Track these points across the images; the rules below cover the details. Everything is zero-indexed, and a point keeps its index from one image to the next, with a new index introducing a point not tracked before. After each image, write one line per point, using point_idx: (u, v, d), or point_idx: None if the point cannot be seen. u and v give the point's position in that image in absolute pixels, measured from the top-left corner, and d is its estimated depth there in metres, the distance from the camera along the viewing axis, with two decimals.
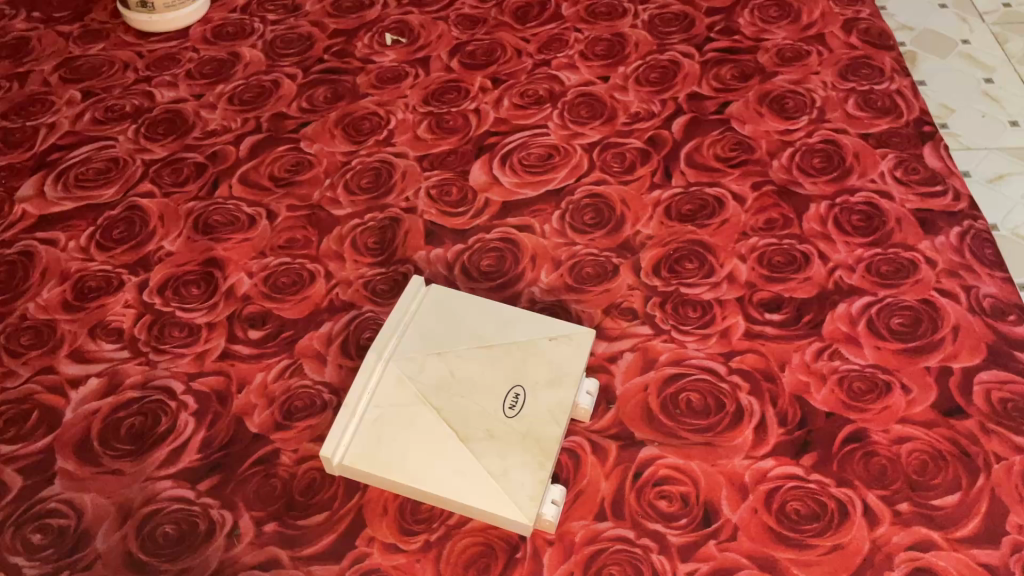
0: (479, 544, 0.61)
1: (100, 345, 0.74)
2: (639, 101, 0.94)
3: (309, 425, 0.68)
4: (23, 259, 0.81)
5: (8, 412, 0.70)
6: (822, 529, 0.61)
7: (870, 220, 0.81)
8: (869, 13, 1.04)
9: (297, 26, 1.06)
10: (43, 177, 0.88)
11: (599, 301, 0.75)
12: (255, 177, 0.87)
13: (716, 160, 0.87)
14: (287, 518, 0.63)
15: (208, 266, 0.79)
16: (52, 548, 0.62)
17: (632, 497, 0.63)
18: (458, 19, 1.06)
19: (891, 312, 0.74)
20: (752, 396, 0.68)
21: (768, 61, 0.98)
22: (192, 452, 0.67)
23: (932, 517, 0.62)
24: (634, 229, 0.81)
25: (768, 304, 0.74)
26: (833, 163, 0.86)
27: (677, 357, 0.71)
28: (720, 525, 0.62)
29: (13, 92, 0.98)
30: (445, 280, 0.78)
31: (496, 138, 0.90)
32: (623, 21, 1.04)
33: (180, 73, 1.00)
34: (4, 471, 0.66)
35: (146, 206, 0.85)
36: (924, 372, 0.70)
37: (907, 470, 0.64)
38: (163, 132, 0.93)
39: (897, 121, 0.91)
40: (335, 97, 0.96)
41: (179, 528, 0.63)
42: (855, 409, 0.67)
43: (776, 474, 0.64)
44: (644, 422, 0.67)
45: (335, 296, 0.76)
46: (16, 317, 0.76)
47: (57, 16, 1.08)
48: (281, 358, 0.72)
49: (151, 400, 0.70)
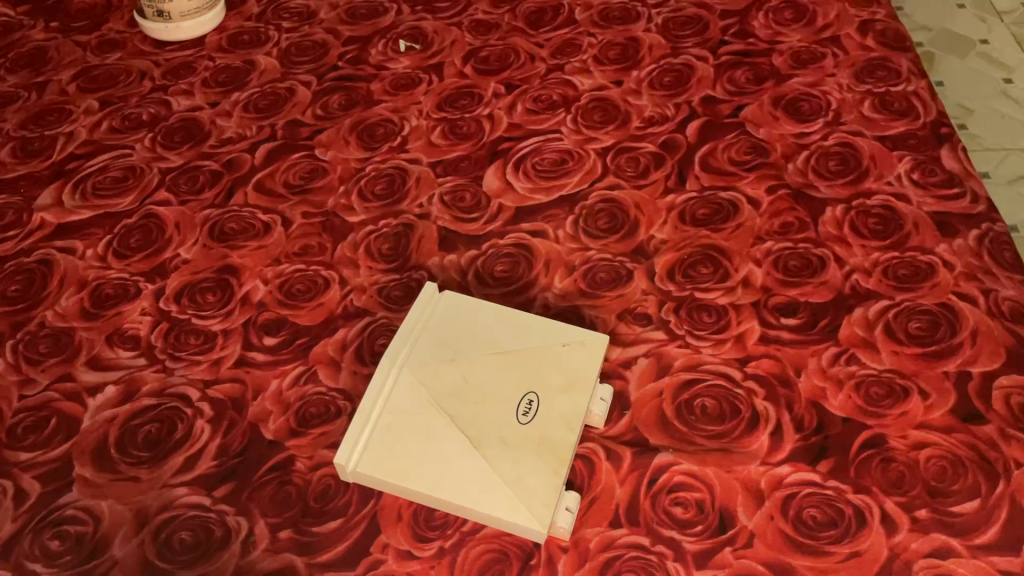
0: (494, 551, 0.61)
1: (117, 353, 0.74)
2: (653, 105, 0.93)
3: (324, 432, 0.68)
4: (42, 267, 0.81)
5: (27, 420, 0.70)
6: (840, 536, 0.61)
7: (887, 224, 0.80)
8: (885, 15, 1.04)
9: (311, 33, 1.06)
10: (62, 187, 0.89)
11: (613, 306, 0.75)
12: (270, 184, 0.88)
13: (731, 164, 0.87)
14: (302, 525, 0.63)
15: (224, 274, 0.80)
16: (70, 555, 0.63)
17: (646, 504, 0.63)
18: (471, 25, 1.06)
19: (909, 316, 0.73)
20: (768, 402, 0.68)
21: (783, 64, 0.98)
22: (208, 459, 0.67)
23: (951, 524, 0.61)
24: (649, 233, 0.80)
25: (783, 309, 0.74)
26: (849, 166, 0.86)
27: (692, 363, 0.71)
28: (736, 531, 0.61)
29: (32, 101, 0.99)
30: (459, 286, 0.78)
31: (509, 144, 0.90)
32: (637, 25, 1.04)
33: (196, 82, 1.00)
34: (23, 478, 0.67)
35: (163, 214, 0.85)
36: (942, 377, 0.69)
37: (926, 476, 0.63)
38: (179, 140, 0.93)
39: (914, 123, 0.90)
40: (349, 104, 0.96)
41: (195, 535, 0.63)
42: (872, 415, 0.67)
43: (793, 480, 0.63)
44: (659, 428, 0.67)
45: (349, 302, 0.77)
46: (34, 325, 0.77)
47: (75, 26, 1.09)
48: (296, 365, 0.72)
49: (167, 407, 0.70)
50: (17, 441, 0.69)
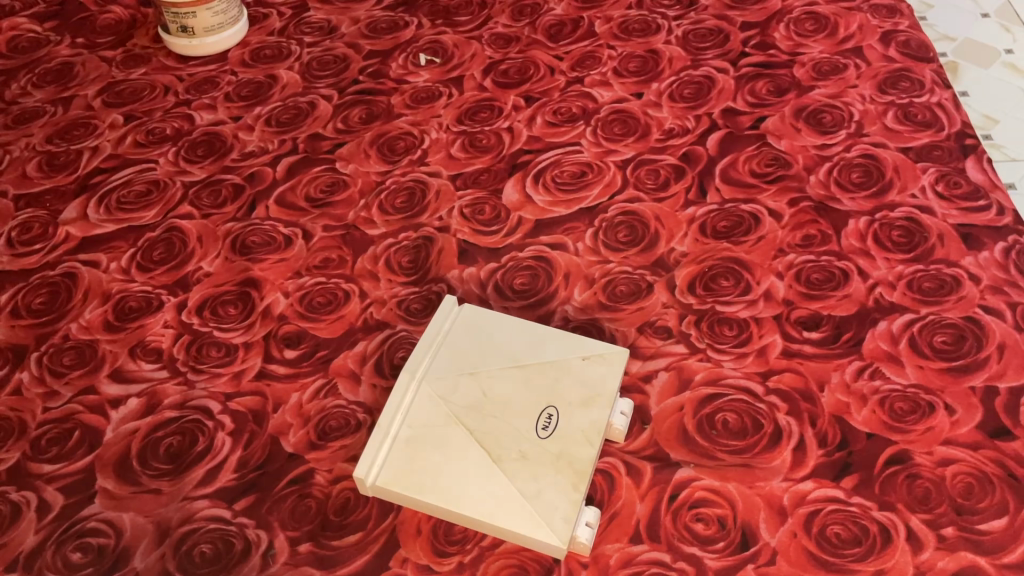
0: (513, 566, 0.61)
1: (139, 366, 0.75)
2: (673, 117, 0.93)
3: (343, 445, 0.68)
4: (67, 280, 0.82)
5: (50, 432, 0.71)
6: (864, 554, 0.60)
7: (910, 236, 0.79)
8: (908, 25, 1.03)
9: (333, 47, 1.07)
10: (86, 200, 0.90)
11: (633, 319, 0.75)
12: (291, 198, 0.88)
13: (752, 176, 0.86)
14: (322, 539, 0.63)
15: (245, 286, 0.80)
16: (92, 567, 0.63)
17: (667, 520, 0.62)
18: (491, 38, 1.06)
19: (933, 329, 0.72)
20: (790, 417, 0.67)
21: (804, 75, 0.97)
22: (228, 471, 0.67)
23: (978, 542, 0.60)
24: (669, 246, 0.80)
25: (806, 322, 0.73)
26: (872, 178, 0.85)
27: (713, 377, 0.70)
28: (759, 548, 0.61)
29: (58, 116, 1.00)
30: (479, 299, 0.78)
31: (529, 156, 0.90)
32: (657, 37, 1.03)
33: (219, 96, 1.01)
34: (46, 489, 0.67)
35: (186, 227, 0.86)
36: (969, 393, 0.68)
37: (952, 493, 0.62)
38: (202, 154, 0.94)
39: (938, 134, 0.89)
40: (370, 118, 0.97)
41: (215, 547, 0.63)
42: (897, 430, 0.66)
43: (816, 497, 0.63)
44: (681, 443, 0.66)
45: (369, 315, 0.77)
46: (59, 338, 0.77)
47: (100, 41, 1.11)
48: (317, 378, 0.73)
49: (189, 419, 0.70)
50: (40, 452, 0.70)
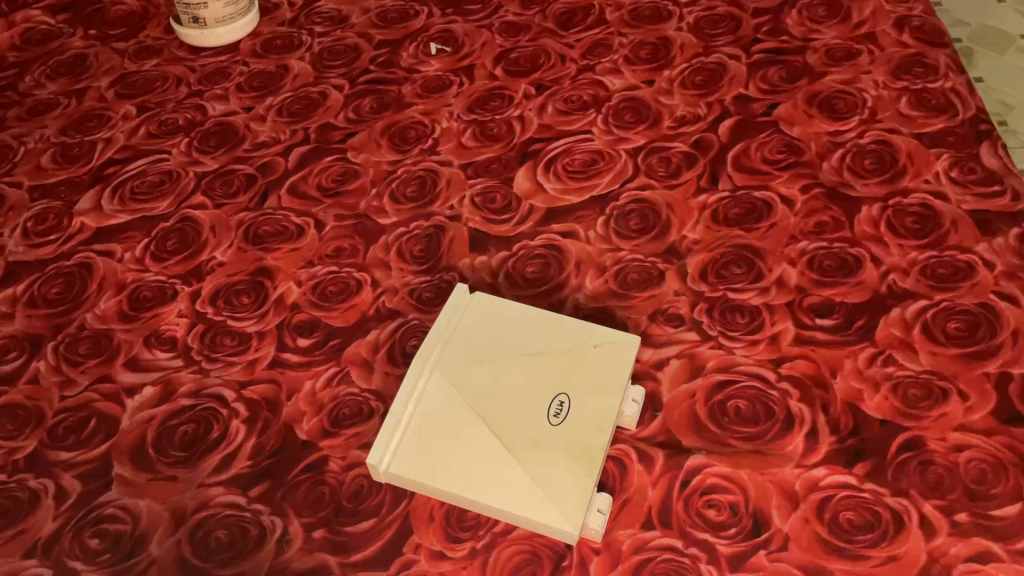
0: (525, 552, 0.61)
1: (154, 354, 0.75)
2: (684, 104, 0.93)
3: (356, 433, 0.68)
4: (82, 271, 0.83)
5: (67, 420, 0.72)
6: (877, 540, 0.60)
7: (924, 222, 0.79)
8: (922, 10, 1.02)
9: (343, 37, 1.07)
10: (100, 191, 0.91)
11: (645, 307, 0.75)
12: (303, 187, 0.89)
13: (764, 163, 0.86)
14: (335, 525, 0.64)
15: (259, 276, 0.81)
16: (109, 553, 0.64)
17: (679, 506, 0.63)
18: (502, 27, 1.06)
19: (947, 316, 0.72)
20: (803, 403, 0.67)
21: (817, 62, 0.96)
22: (243, 459, 0.68)
23: (991, 528, 0.60)
24: (680, 234, 0.80)
25: (818, 309, 0.73)
26: (885, 164, 0.84)
27: (725, 364, 0.70)
28: (771, 534, 0.61)
29: (71, 107, 1.01)
30: (490, 287, 0.78)
31: (540, 145, 0.90)
32: (668, 25, 1.03)
33: (231, 87, 1.02)
34: (64, 477, 0.68)
35: (199, 217, 0.87)
36: (982, 379, 0.68)
37: (965, 479, 0.62)
38: (215, 145, 0.95)
39: (953, 119, 0.88)
40: (381, 107, 0.97)
41: (230, 534, 0.64)
42: (910, 417, 0.66)
43: (829, 483, 0.63)
44: (693, 430, 0.66)
45: (381, 304, 0.77)
46: (74, 327, 0.78)
47: (113, 33, 1.12)
48: (330, 366, 0.73)
49: (203, 407, 0.71)
50: (58, 440, 0.70)
